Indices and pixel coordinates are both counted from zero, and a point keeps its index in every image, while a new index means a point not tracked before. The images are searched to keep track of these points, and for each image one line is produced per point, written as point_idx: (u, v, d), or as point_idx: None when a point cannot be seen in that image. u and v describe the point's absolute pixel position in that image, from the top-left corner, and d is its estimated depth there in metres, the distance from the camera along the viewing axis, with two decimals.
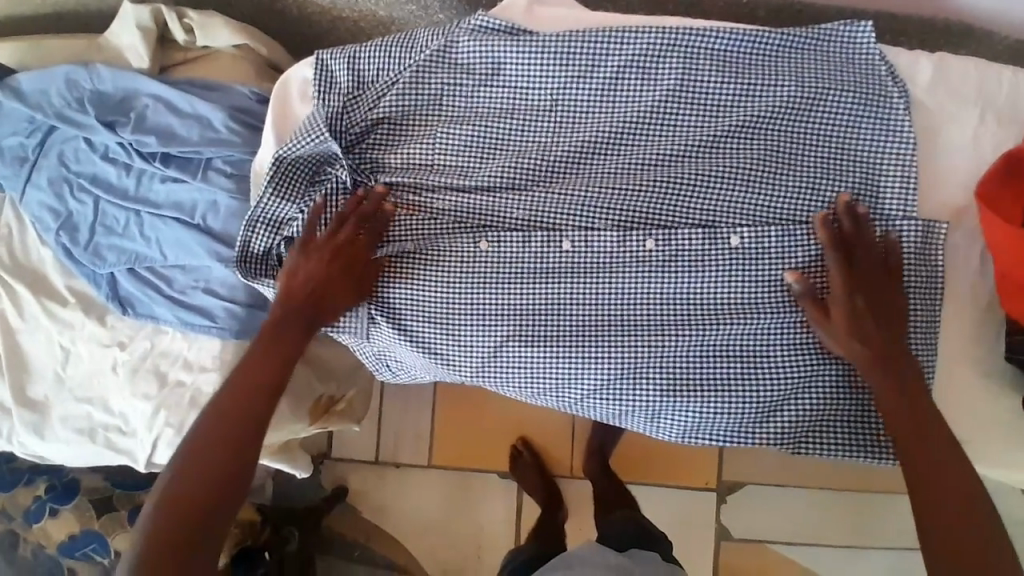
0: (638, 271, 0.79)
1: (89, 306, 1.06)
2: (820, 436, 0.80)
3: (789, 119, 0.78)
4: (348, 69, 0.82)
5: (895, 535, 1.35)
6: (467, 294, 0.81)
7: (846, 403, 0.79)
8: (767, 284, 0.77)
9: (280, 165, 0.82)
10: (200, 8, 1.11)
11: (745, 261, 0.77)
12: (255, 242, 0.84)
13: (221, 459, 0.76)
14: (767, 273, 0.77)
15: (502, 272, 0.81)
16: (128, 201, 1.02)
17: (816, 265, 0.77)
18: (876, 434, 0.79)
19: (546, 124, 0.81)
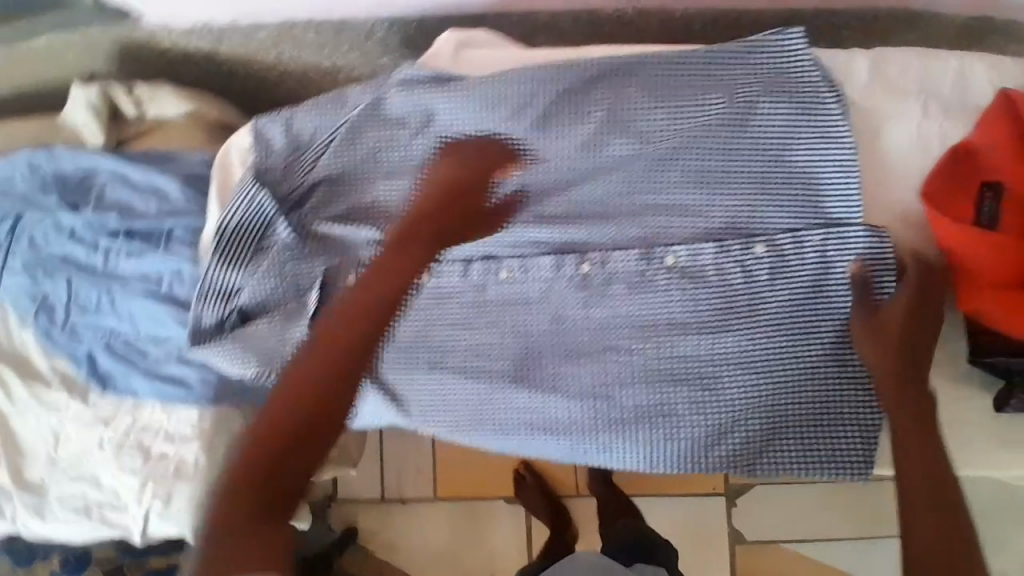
0: (580, 297, 0.80)
1: (72, 385, 1.07)
2: (775, 453, 0.77)
3: (725, 137, 0.77)
4: (283, 134, 0.82)
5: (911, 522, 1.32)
6: (415, 331, 0.81)
7: (805, 417, 0.76)
8: (709, 301, 0.78)
9: (224, 233, 0.79)
10: (153, 79, 1.08)
11: (683, 278, 0.78)
12: (205, 316, 0.81)
13: (308, 412, 0.69)
14: (709, 287, 0.78)
15: (446, 310, 0.81)
16: (100, 278, 1.03)
17: (753, 277, 0.77)
18: (836, 449, 0.76)
19: (482, 163, 0.79)
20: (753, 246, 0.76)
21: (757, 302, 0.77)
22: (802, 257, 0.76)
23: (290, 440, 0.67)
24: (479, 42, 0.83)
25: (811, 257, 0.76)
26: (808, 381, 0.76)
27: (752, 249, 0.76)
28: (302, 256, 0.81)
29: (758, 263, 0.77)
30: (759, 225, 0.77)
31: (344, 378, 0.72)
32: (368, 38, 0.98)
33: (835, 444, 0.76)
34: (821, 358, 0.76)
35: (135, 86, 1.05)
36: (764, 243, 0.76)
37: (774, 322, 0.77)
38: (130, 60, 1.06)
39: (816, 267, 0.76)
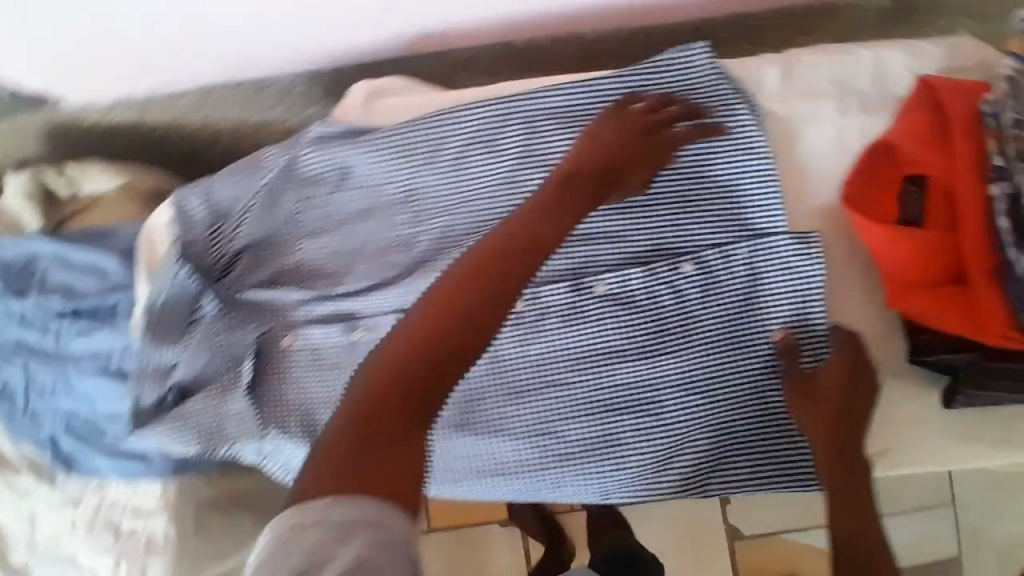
0: (516, 336, 0.78)
1: (39, 470, 1.07)
2: (721, 468, 0.79)
3: None
4: (203, 203, 0.82)
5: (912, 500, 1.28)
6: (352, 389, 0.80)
7: (746, 431, 0.78)
8: (645, 327, 0.77)
9: (154, 311, 0.80)
10: (94, 156, 1.06)
11: (617, 306, 0.77)
12: (145, 393, 0.82)
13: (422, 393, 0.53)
14: (642, 312, 0.77)
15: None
16: (54, 359, 1.02)
17: (686, 297, 0.76)
18: (776, 457, 0.78)
19: (403, 213, 0.81)
20: (681, 265, 0.75)
21: (692, 322, 0.76)
22: (731, 271, 0.75)
23: (410, 374, 0.54)
24: (389, 90, 0.83)
25: (740, 271, 0.75)
26: (747, 396, 0.77)
27: (681, 268, 0.75)
28: (234, 328, 0.81)
29: (688, 282, 0.76)
30: (686, 244, 0.77)
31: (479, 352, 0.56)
32: (291, 91, 0.95)
33: (777, 452, 0.78)
34: (758, 371, 0.77)
35: (65, 166, 1.04)
36: (693, 261, 0.75)
37: (710, 341, 0.76)
38: (60, 135, 1.03)
39: (746, 280, 0.75)
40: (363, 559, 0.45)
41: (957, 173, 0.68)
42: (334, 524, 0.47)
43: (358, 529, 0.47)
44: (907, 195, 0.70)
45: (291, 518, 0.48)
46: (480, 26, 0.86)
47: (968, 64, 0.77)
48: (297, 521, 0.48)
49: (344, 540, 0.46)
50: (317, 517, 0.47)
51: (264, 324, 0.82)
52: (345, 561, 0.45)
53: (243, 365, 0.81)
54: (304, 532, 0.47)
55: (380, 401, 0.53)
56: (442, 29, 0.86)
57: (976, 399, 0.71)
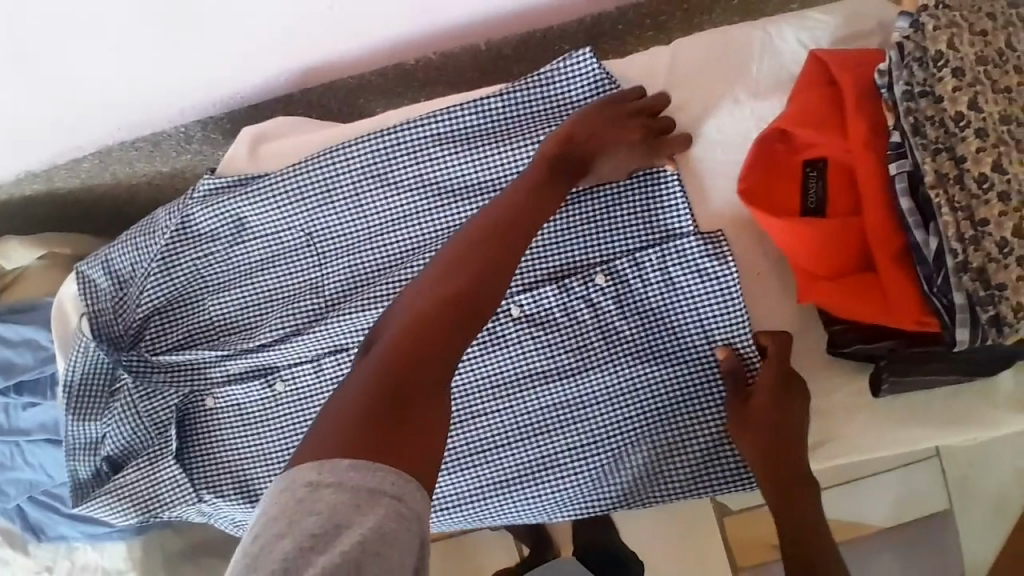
0: None
1: (12, 539, 1.08)
2: (664, 481, 0.74)
3: None
4: (105, 273, 0.81)
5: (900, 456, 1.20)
6: (280, 442, 0.79)
7: (688, 443, 0.73)
8: (565, 344, 0.75)
9: (72, 388, 0.79)
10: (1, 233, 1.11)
11: (534, 327, 0.75)
12: (80, 468, 0.82)
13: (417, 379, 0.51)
14: (560, 330, 0.75)
15: (307, 412, 0.78)
16: (6, 435, 1.02)
17: (602, 310, 0.74)
18: (723, 468, 0.72)
19: (307, 256, 0.79)
20: (593, 278, 0.73)
21: (611, 334, 0.74)
22: (644, 277, 0.72)
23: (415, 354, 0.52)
24: (272, 132, 0.83)
25: (654, 276, 0.72)
26: (682, 405, 0.73)
27: (593, 281, 0.73)
28: (153, 394, 0.81)
29: (603, 294, 0.73)
30: (595, 255, 0.74)
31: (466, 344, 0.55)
32: (190, 140, 0.96)
33: (722, 462, 0.72)
34: (688, 379, 0.72)
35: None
36: (604, 272, 0.73)
37: (633, 352, 0.73)
38: None
39: (663, 284, 0.72)
40: (383, 530, 0.41)
41: (854, 154, 0.64)
42: (355, 487, 0.43)
43: (377, 498, 0.43)
44: (808, 184, 0.67)
45: (307, 476, 0.44)
46: (364, 54, 0.85)
47: (865, 29, 0.74)
48: (315, 479, 0.44)
49: (363, 509, 0.43)
50: (336, 478, 0.44)
51: (188, 388, 0.81)
52: (362, 532, 0.41)
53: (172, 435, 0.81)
54: (325, 487, 0.43)
55: (378, 382, 0.50)
56: (326, 61, 0.85)
57: (902, 385, 0.67)
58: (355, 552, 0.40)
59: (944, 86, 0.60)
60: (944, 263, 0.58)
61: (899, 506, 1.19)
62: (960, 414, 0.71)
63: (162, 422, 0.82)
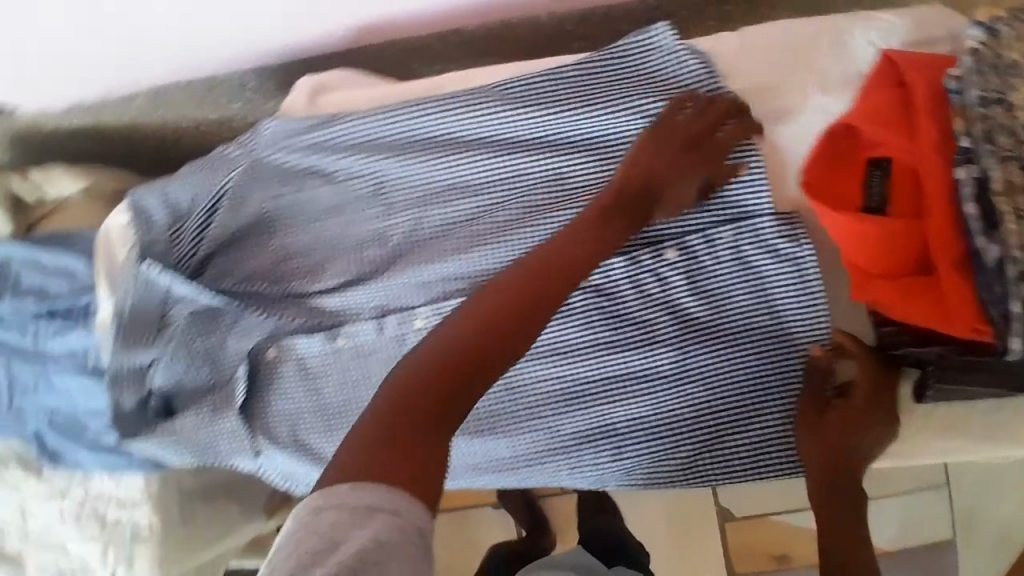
0: None
1: (28, 463, 1.10)
2: (717, 461, 0.75)
3: (610, 147, 0.74)
4: (162, 205, 0.83)
5: (907, 480, 1.21)
6: (338, 390, 0.81)
7: (741, 425, 0.74)
8: (625, 318, 0.74)
9: (123, 318, 0.80)
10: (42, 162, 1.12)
11: (598, 297, 0.74)
12: (125, 399, 0.82)
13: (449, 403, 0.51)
14: (623, 303, 0.74)
15: (367, 365, 0.80)
16: (34, 358, 1.04)
17: (670, 285, 0.73)
18: (774, 453, 0.74)
19: (373, 207, 0.80)
20: (664, 252, 0.72)
21: (676, 310, 0.73)
22: (716, 256, 0.72)
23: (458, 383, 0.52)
24: (332, 85, 0.85)
25: (724, 255, 0.71)
26: (737, 388, 0.73)
27: (664, 255, 0.72)
28: (208, 327, 0.81)
29: (672, 270, 0.72)
30: (669, 231, 0.73)
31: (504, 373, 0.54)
32: (244, 88, 0.97)
33: (775, 447, 0.74)
34: (744, 362, 0.73)
35: (29, 172, 1.09)
36: (675, 247, 0.72)
37: (693, 333, 0.73)
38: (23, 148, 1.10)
39: (732, 264, 0.72)
40: (381, 541, 0.43)
41: (920, 155, 0.64)
42: (354, 505, 0.45)
43: (376, 514, 0.45)
44: (871, 181, 0.67)
45: (317, 498, 0.46)
46: (428, 15, 0.85)
47: (938, 35, 0.74)
48: (321, 501, 0.46)
49: (362, 523, 0.44)
50: (338, 499, 0.45)
51: (245, 327, 0.81)
52: (360, 543, 0.43)
53: (237, 372, 0.81)
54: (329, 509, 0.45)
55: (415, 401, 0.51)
56: (389, 19, 0.85)
57: (945, 393, 0.68)
58: (354, 562, 0.42)
59: (1015, 96, 0.61)
60: (1003, 273, 0.58)
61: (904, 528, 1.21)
62: (1005, 428, 0.71)
63: (215, 360, 0.82)
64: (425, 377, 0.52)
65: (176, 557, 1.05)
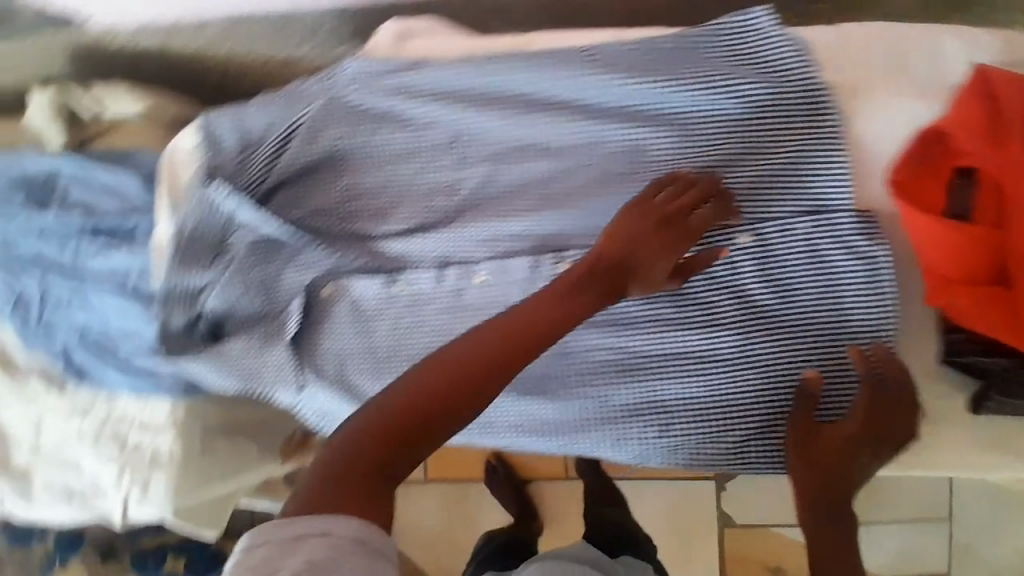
0: None
1: (50, 377, 1.09)
2: (761, 449, 0.76)
3: (704, 123, 0.73)
4: (234, 131, 0.82)
5: (904, 509, 1.31)
6: (389, 336, 0.80)
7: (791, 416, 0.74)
8: (690, 296, 0.74)
9: (182, 236, 0.79)
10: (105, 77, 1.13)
11: None
12: (173, 318, 0.81)
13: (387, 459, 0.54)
14: (690, 281, 0.74)
15: (421, 313, 0.79)
16: (70, 274, 1.03)
17: (739, 269, 0.73)
18: None
19: (449, 157, 0.78)
20: (738, 236, 0.73)
21: (742, 295, 0.74)
22: (789, 244, 0.72)
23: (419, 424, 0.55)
24: (418, 32, 0.85)
25: (797, 245, 0.72)
26: (792, 378, 0.74)
27: (738, 239, 0.73)
28: (267, 257, 0.80)
29: (744, 254, 0.73)
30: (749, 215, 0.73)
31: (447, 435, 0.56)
32: (317, 30, 1.00)
33: None
34: (803, 354, 0.73)
35: (90, 86, 1.09)
36: (751, 232, 0.72)
37: (755, 319, 0.73)
38: (88, 61, 1.11)
39: (805, 255, 0.72)
40: (313, 561, 0.49)
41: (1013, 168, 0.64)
42: (282, 539, 0.51)
43: (304, 544, 0.50)
44: (957, 189, 0.67)
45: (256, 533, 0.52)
46: None
47: None
48: (258, 535, 0.51)
49: (293, 550, 0.50)
50: (267, 536, 0.51)
51: (305, 261, 0.80)
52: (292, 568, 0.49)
53: (292, 303, 0.80)
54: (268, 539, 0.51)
55: (360, 450, 0.54)
56: None
57: (1005, 407, 0.69)
58: None
59: None
60: None
61: (900, 555, 1.31)
62: None
63: (270, 290, 0.81)
64: (365, 438, 0.55)
65: (192, 488, 1.06)
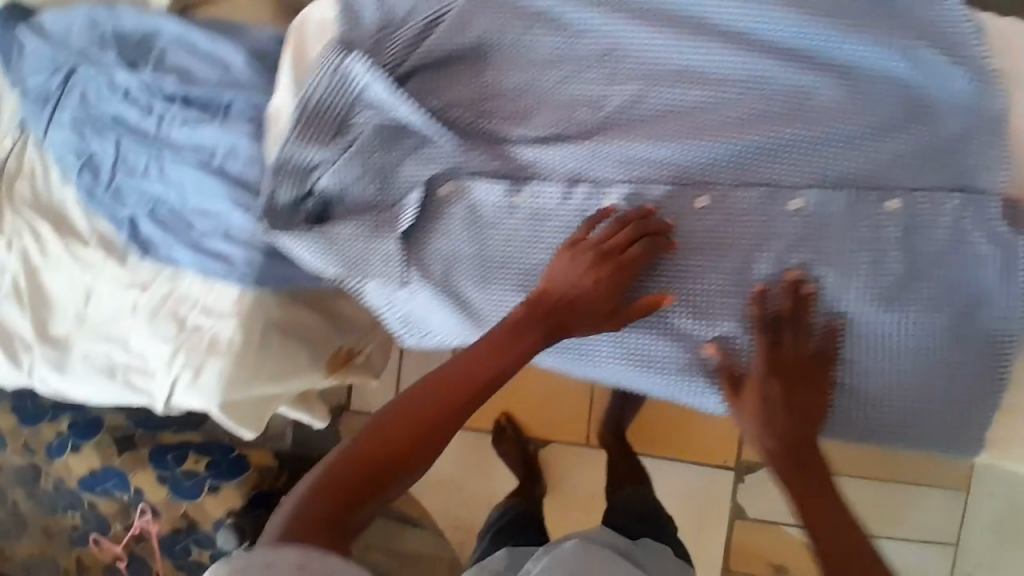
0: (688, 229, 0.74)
1: (110, 247, 1.03)
2: (859, 419, 0.75)
3: (868, 78, 0.71)
4: (376, 7, 0.77)
5: (921, 528, 1.31)
6: (503, 247, 0.77)
7: (896, 392, 0.74)
8: (824, 256, 0.71)
9: (305, 107, 0.75)
10: None
11: (806, 227, 0.72)
12: (280, 193, 0.78)
13: (357, 484, 0.69)
14: (828, 240, 0.71)
15: (540, 227, 0.76)
16: (151, 142, 0.98)
17: (881, 236, 0.70)
18: (918, 427, 0.75)
19: (600, 69, 0.74)
20: (886, 201, 0.70)
21: (878, 265, 0.71)
22: (936, 220, 0.70)
23: (391, 458, 0.70)
24: None
25: (945, 222, 0.70)
26: (909, 356, 0.72)
27: (885, 205, 0.70)
28: (391, 144, 0.76)
29: (888, 222, 0.70)
30: (900, 181, 0.71)
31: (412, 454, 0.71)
32: None
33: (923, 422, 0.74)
34: (925, 334, 0.72)
35: None
36: (899, 199, 0.70)
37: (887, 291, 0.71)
38: None
39: (950, 234, 0.70)
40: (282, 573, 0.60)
41: None
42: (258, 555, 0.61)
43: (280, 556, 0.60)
44: None
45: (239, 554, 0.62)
46: None
47: None
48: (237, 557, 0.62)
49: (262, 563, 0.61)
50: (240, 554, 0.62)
51: (428, 155, 0.77)
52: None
53: (409, 197, 0.77)
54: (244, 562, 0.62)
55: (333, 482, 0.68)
56: None
57: None
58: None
59: None
60: None
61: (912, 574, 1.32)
62: None
63: (387, 177, 0.78)
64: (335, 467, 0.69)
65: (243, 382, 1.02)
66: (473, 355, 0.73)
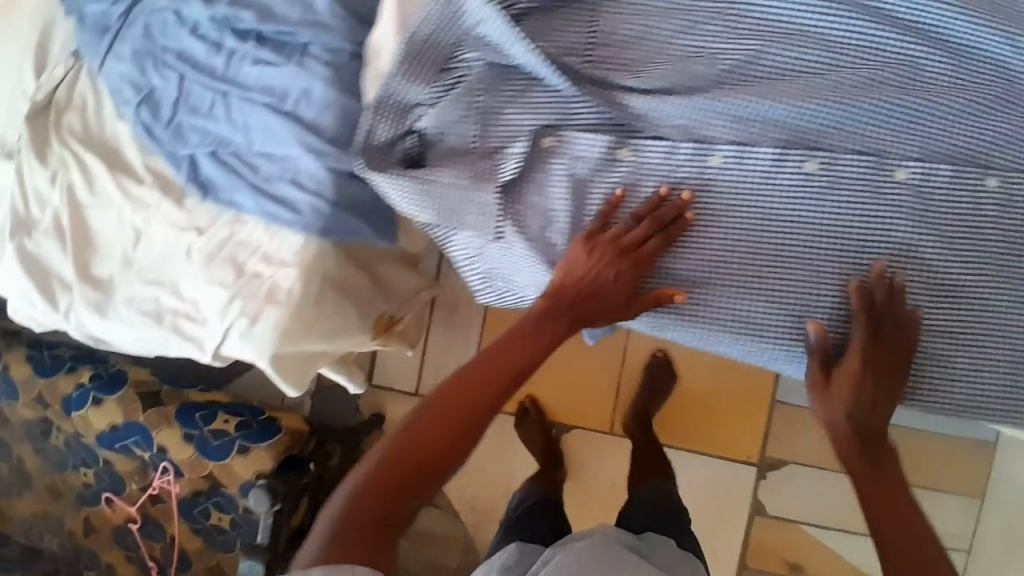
0: (801, 190, 0.73)
1: (166, 186, 1.00)
2: (940, 393, 0.77)
3: (972, 57, 0.72)
4: None
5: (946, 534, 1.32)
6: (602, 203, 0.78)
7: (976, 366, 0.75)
8: (925, 226, 0.73)
9: (411, 44, 0.73)
10: None
11: (913, 196, 0.72)
12: (378, 131, 0.77)
13: (404, 482, 0.74)
14: (932, 210, 0.73)
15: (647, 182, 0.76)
16: (218, 80, 0.94)
17: (980, 209, 0.73)
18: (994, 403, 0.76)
19: (721, 25, 0.73)
20: (988, 176, 0.72)
21: (971, 237, 0.73)
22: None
23: (429, 458, 0.76)
24: None
25: None
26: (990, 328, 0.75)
27: (986, 180, 0.72)
28: (497, 86, 0.76)
29: (986, 196, 0.72)
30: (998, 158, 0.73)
31: (455, 447, 0.77)
32: None
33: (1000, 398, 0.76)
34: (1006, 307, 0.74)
35: None
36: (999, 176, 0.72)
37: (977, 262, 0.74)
38: None
39: None
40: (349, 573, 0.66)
41: None
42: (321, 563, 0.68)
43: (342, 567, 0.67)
44: None
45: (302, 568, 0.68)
46: None
47: None
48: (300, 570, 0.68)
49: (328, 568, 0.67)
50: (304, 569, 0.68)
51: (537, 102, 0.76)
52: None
53: (513, 146, 0.77)
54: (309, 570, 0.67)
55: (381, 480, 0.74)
56: None
57: None
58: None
59: None
60: None
61: None
62: None
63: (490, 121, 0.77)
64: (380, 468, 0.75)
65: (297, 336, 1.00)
66: (499, 351, 0.80)
